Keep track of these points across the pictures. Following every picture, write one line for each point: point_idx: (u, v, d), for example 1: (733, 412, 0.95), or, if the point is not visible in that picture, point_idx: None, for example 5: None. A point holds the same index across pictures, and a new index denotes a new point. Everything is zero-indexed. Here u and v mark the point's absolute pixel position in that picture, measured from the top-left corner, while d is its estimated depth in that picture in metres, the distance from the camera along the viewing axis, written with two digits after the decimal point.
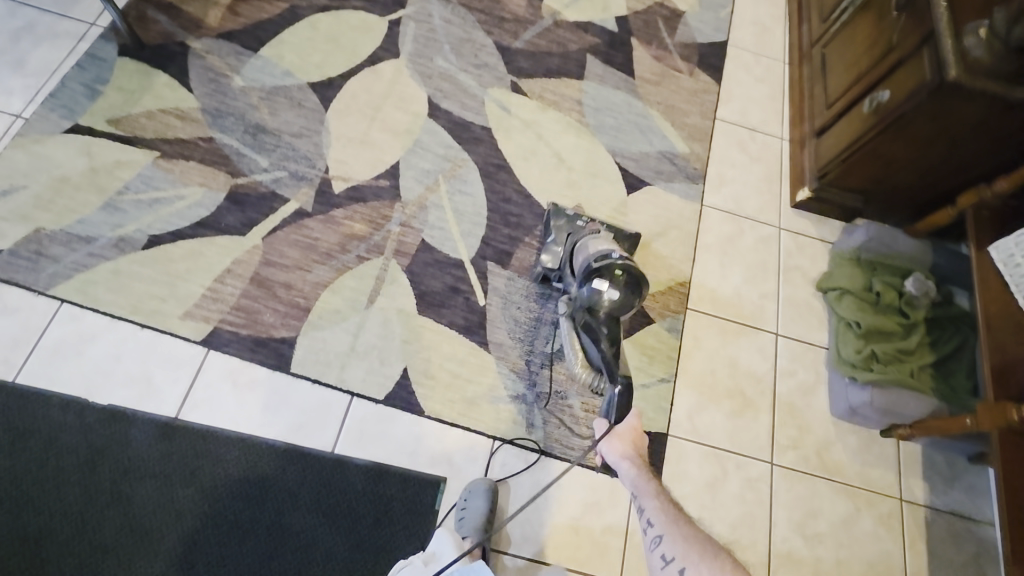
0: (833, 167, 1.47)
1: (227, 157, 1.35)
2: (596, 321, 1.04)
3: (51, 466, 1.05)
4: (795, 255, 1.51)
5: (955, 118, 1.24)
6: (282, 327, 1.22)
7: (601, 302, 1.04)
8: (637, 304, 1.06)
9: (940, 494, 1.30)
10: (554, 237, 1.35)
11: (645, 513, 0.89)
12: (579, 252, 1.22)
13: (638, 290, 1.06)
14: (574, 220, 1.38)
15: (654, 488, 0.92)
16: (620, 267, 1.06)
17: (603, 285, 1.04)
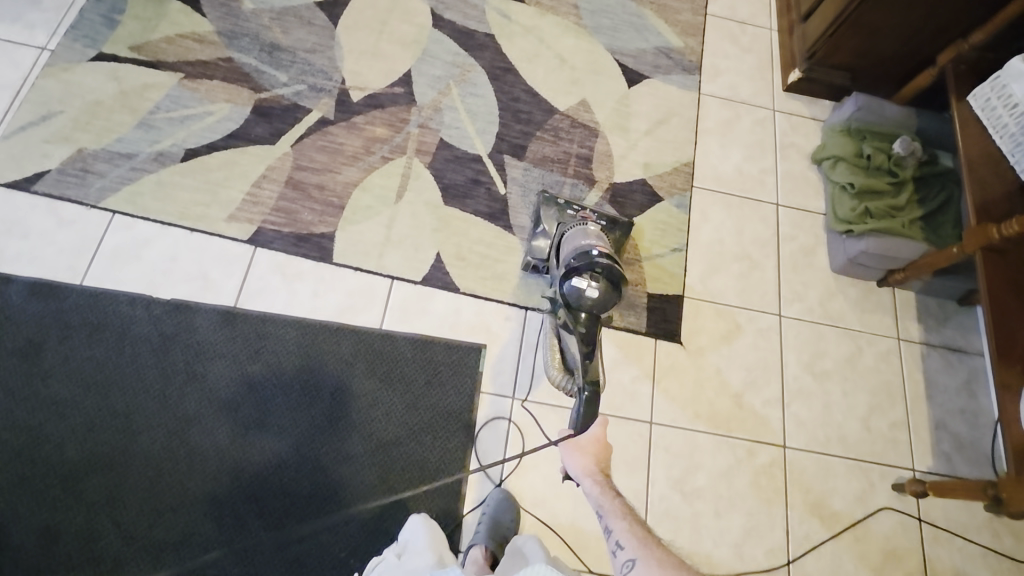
0: (820, 45, 1.54)
1: (248, 74, 1.41)
2: (573, 322, 1.06)
3: (128, 353, 1.15)
4: (790, 134, 1.61)
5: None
6: (321, 224, 1.31)
7: (580, 300, 1.04)
8: (617, 301, 1.06)
9: (933, 332, 1.44)
10: (543, 228, 1.28)
11: (612, 534, 0.81)
12: (565, 243, 1.19)
13: (618, 291, 1.07)
14: (565, 210, 1.30)
15: (620, 509, 0.85)
16: (598, 266, 1.06)
17: (582, 284, 1.04)
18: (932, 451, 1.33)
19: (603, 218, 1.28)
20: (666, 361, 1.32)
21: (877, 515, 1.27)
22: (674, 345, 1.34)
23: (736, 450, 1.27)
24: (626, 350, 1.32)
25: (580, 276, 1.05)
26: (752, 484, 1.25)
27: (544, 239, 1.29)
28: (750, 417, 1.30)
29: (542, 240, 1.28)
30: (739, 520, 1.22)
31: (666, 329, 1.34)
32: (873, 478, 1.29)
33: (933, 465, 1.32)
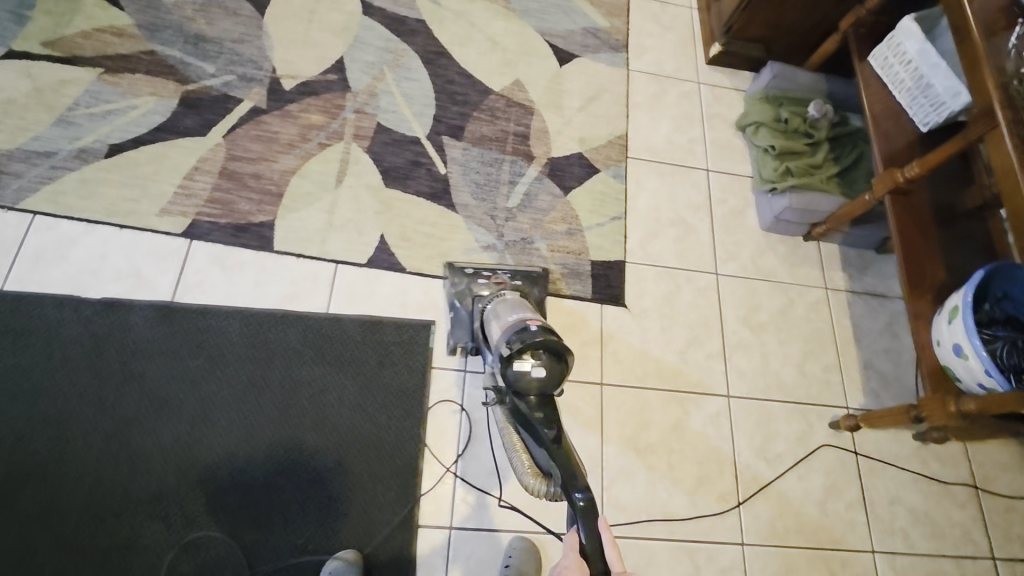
0: (736, 19, 1.62)
1: (172, 67, 1.38)
2: (529, 410, 0.92)
3: (57, 358, 1.11)
4: (714, 105, 1.69)
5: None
6: (259, 213, 1.29)
7: (527, 385, 0.92)
8: (568, 372, 0.95)
9: (856, 280, 1.53)
10: (460, 304, 1.24)
11: None
12: (489, 321, 1.11)
13: (564, 360, 0.95)
14: (474, 277, 1.27)
15: None
16: (535, 339, 0.95)
17: (526, 366, 0.92)
18: (863, 390, 1.42)
19: (516, 275, 1.27)
20: (613, 325, 1.36)
21: (816, 452, 1.34)
22: (619, 309, 1.38)
23: (684, 404, 1.33)
24: (574, 317, 1.35)
25: (521, 357, 0.94)
26: (700, 434, 1.31)
27: (462, 319, 1.23)
28: (695, 371, 1.36)
29: (461, 319, 1.23)
30: (690, 469, 1.28)
31: (611, 294, 1.39)
32: (811, 419, 1.37)
33: (865, 402, 1.41)
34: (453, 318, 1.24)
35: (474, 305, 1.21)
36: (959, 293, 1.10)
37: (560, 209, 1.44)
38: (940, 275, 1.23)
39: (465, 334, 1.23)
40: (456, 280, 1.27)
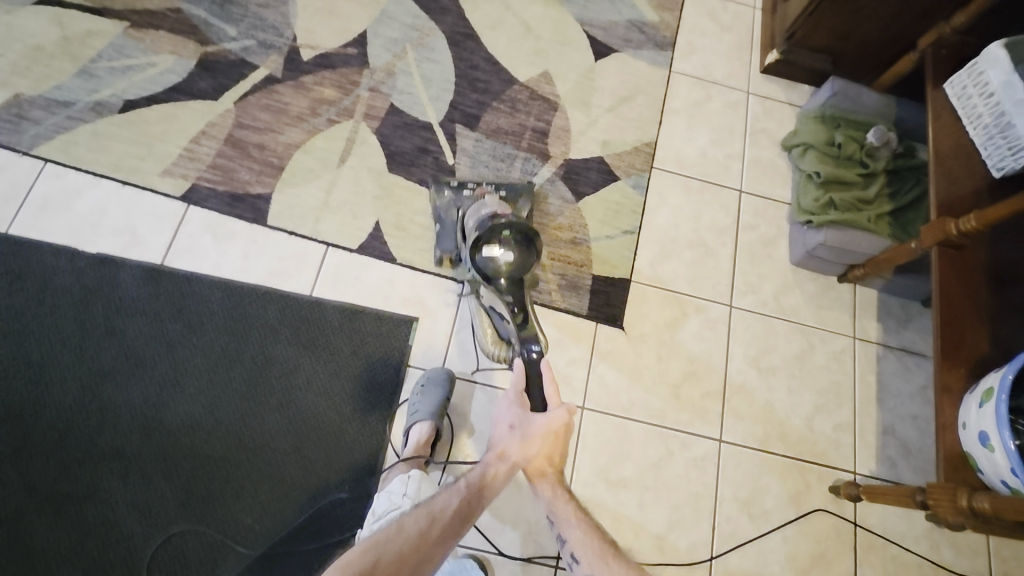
0: (799, 25, 1.46)
1: (195, 27, 1.37)
2: (498, 291, 1.07)
3: (47, 305, 1.14)
4: (762, 119, 1.54)
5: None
6: (257, 184, 1.27)
7: (496, 269, 1.06)
8: (534, 261, 1.08)
9: (891, 333, 1.37)
10: (444, 217, 1.28)
11: (568, 545, 0.89)
12: (467, 218, 1.19)
13: (531, 249, 1.09)
14: (461, 192, 1.30)
15: (573, 511, 0.91)
16: (507, 229, 1.08)
17: (497, 251, 1.06)
18: (876, 456, 1.28)
19: (503, 192, 1.31)
20: (605, 346, 1.27)
21: (809, 516, 1.23)
22: (615, 330, 1.29)
23: (669, 441, 1.23)
24: (564, 333, 1.27)
25: (491, 244, 1.08)
26: (682, 476, 1.22)
27: (446, 229, 1.27)
28: (687, 409, 1.26)
29: (447, 229, 1.26)
30: (664, 512, 1.19)
31: (608, 313, 1.29)
32: (810, 479, 1.25)
33: (876, 471, 1.27)
34: (438, 230, 1.27)
35: (458, 213, 1.24)
36: (997, 374, 0.97)
37: (569, 215, 1.35)
38: (983, 346, 1.07)
39: (451, 244, 1.25)
40: (442, 196, 1.30)
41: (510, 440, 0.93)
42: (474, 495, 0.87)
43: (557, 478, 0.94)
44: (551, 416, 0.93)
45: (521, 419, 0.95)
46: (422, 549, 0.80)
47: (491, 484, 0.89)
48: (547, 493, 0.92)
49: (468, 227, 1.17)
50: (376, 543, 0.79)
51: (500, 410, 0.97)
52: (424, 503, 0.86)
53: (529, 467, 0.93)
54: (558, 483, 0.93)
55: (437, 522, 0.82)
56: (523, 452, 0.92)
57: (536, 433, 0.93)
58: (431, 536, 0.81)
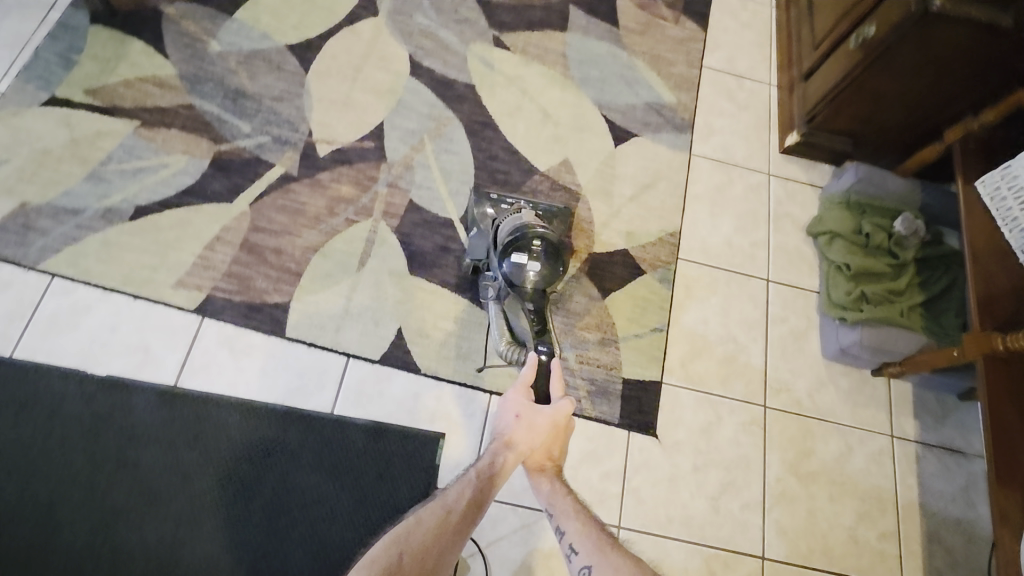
0: (820, 109, 1.45)
1: (209, 124, 1.33)
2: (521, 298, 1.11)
3: (56, 438, 1.08)
4: (785, 203, 1.52)
5: (950, 39, 1.18)
6: (275, 293, 1.22)
7: (523, 277, 1.09)
8: (561, 273, 1.11)
9: (929, 430, 1.33)
10: (477, 227, 1.24)
11: (566, 537, 0.91)
12: (502, 225, 1.16)
13: (559, 262, 1.11)
14: (497, 204, 1.27)
15: (572, 508, 0.96)
16: (538, 238, 1.10)
17: (525, 259, 1.08)
18: (923, 566, 1.23)
19: (539, 209, 1.28)
20: (639, 456, 1.23)
21: None
22: (648, 439, 1.24)
23: (709, 559, 1.18)
24: (596, 443, 1.22)
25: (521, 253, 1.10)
26: None
27: (478, 238, 1.23)
28: (727, 522, 1.21)
29: (480, 235, 1.22)
30: None
31: (641, 420, 1.25)
32: None
33: None
34: (472, 237, 1.24)
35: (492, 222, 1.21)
36: None
37: (596, 313, 1.32)
38: None
39: (481, 252, 1.22)
40: (481, 206, 1.28)
41: (517, 428, 1.02)
42: (485, 484, 0.95)
43: (555, 473, 1.02)
44: (554, 408, 1.03)
45: (527, 410, 1.03)
46: (442, 540, 0.86)
47: (499, 472, 0.97)
48: (546, 487, 1.00)
49: (500, 233, 1.15)
50: (400, 535, 0.86)
51: (508, 402, 1.05)
52: (438, 497, 0.93)
53: (531, 461, 1.02)
54: (556, 477, 1.01)
55: (452, 515, 0.89)
56: (528, 438, 1.00)
57: (541, 423, 1.01)
58: (451, 523, 0.89)
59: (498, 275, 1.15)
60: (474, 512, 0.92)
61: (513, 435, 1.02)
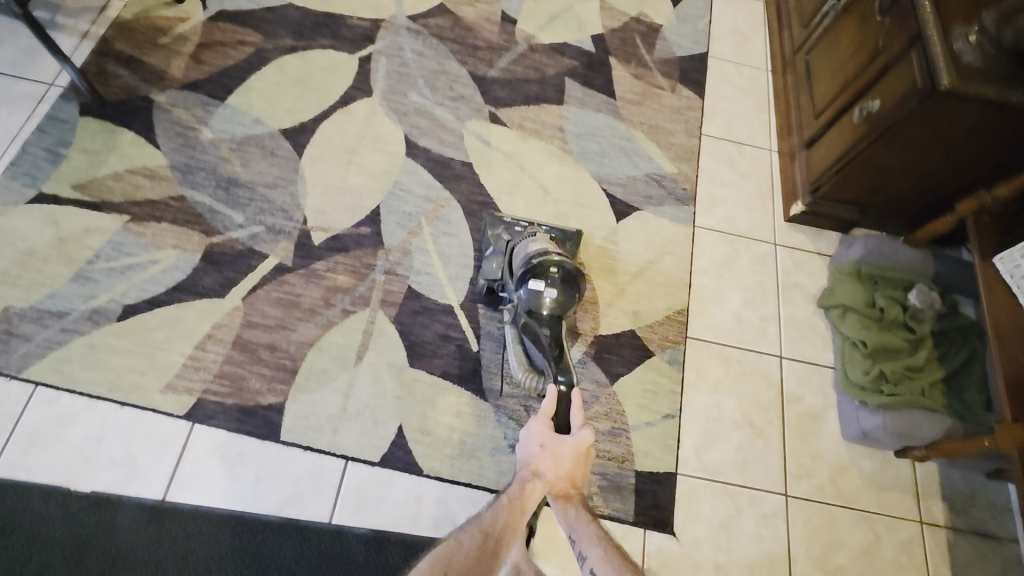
0: (826, 179, 1.42)
1: (200, 215, 1.30)
2: (537, 322, 1.13)
3: (35, 565, 1.00)
4: (793, 273, 1.47)
5: (960, 115, 1.14)
6: (269, 393, 1.17)
7: (540, 302, 1.12)
8: (576, 299, 1.15)
9: (959, 513, 1.27)
10: (493, 248, 1.29)
11: (590, 565, 0.89)
12: (518, 249, 1.22)
13: (574, 288, 1.15)
14: (513, 227, 1.32)
15: (597, 535, 0.93)
16: (556, 265, 1.14)
17: (543, 285, 1.12)
18: None
19: (553, 231, 1.31)
20: (657, 557, 1.15)
21: None
22: (665, 537, 1.17)
23: None
24: None
25: (537, 279, 1.14)
26: None
27: (494, 261, 1.27)
28: None
29: (496, 255, 1.27)
30: None
31: (657, 517, 1.18)
32: None
33: None
34: (489, 256, 1.28)
35: (508, 243, 1.26)
36: None
37: (605, 401, 1.26)
38: None
39: (495, 270, 1.26)
40: (497, 228, 1.31)
41: (542, 457, 0.99)
42: (515, 509, 0.93)
43: (581, 502, 0.99)
44: (579, 437, 1.00)
45: (550, 439, 1.00)
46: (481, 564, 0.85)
47: (528, 499, 0.94)
48: (571, 514, 0.96)
49: (515, 260, 1.21)
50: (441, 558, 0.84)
51: (531, 430, 1.02)
52: (470, 522, 0.91)
53: (555, 490, 0.98)
54: (582, 505, 0.98)
55: (488, 539, 0.88)
56: (554, 467, 0.97)
57: (566, 451, 0.99)
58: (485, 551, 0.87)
59: (513, 297, 1.21)
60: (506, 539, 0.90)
61: (538, 464, 0.99)
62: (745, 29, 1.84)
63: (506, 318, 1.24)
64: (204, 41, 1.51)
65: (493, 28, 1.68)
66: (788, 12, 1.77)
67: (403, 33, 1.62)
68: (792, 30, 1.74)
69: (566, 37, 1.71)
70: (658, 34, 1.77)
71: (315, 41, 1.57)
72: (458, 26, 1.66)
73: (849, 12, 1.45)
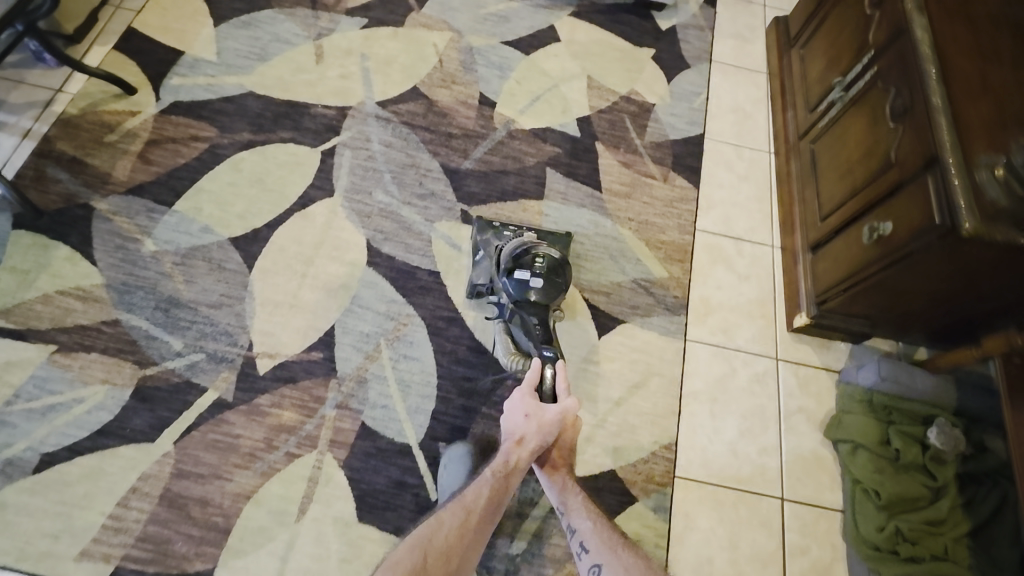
0: (833, 295, 1.27)
1: (135, 342, 1.18)
2: (523, 313, 1.17)
3: None
4: (797, 394, 1.32)
5: (987, 258, 0.99)
6: (197, 559, 1.04)
7: (527, 291, 1.15)
8: (563, 289, 1.18)
9: None
10: (483, 253, 1.32)
11: (578, 536, 1.01)
12: (504, 249, 1.25)
13: (559, 279, 1.18)
14: (501, 232, 1.35)
15: (583, 507, 1.04)
16: (539, 256, 1.18)
17: (528, 275, 1.16)
18: None
19: (540, 236, 1.37)
20: None
21: None
22: None
23: None
24: None
25: (523, 269, 1.18)
26: None
27: (482, 263, 1.31)
28: None
29: (484, 261, 1.31)
30: None
31: None
32: None
33: None
34: (477, 260, 1.32)
35: (495, 245, 1.29)
36: None
37: None
38: None
39: (484, 277, 1.29)
40: (483, 231, 1.36)
41: (527, 427, 1.05)
42: (501, 483, 1.01)
43: (567, 473, 1.09)
44: (562, 407, 1.07)
45: (535, 409, 1.07)
46: (463, 541, 0.94)
47: (513, 470, 1.03)
48: (558, 485, 1.07)
49: (503, 254, 1.23)
50: (421, 540, 0.93)
51: (516, 401, 1.08)
52: (456, 498, 1.00)
53: (544, 458, 1.09)
54: (568, 476, 1.09)
55: (472, 515, 0.97)
56: (539, 436, 1.04)
57: (551, 421, 1.05)
58: (471, 524, 0.96)
59: (501, 296, 1.22)
60: (491, 511, 0.99)
61: (523, 432, 1.06)
62: (746, 106, 1.70)
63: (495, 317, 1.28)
64: (154, 137, 1.40)
65: (470, 112, 1.56)
66: (792, 90, 1.63)
67: (370, 122, 1.51)
68: (797, 112, 1.60)
69: (549, 120, 1.58)
70: (649, 114, 1.64)
71: (275, 134, 1.45)
72: (432, 111, 1.55)
73: (857, 107, 1.32)
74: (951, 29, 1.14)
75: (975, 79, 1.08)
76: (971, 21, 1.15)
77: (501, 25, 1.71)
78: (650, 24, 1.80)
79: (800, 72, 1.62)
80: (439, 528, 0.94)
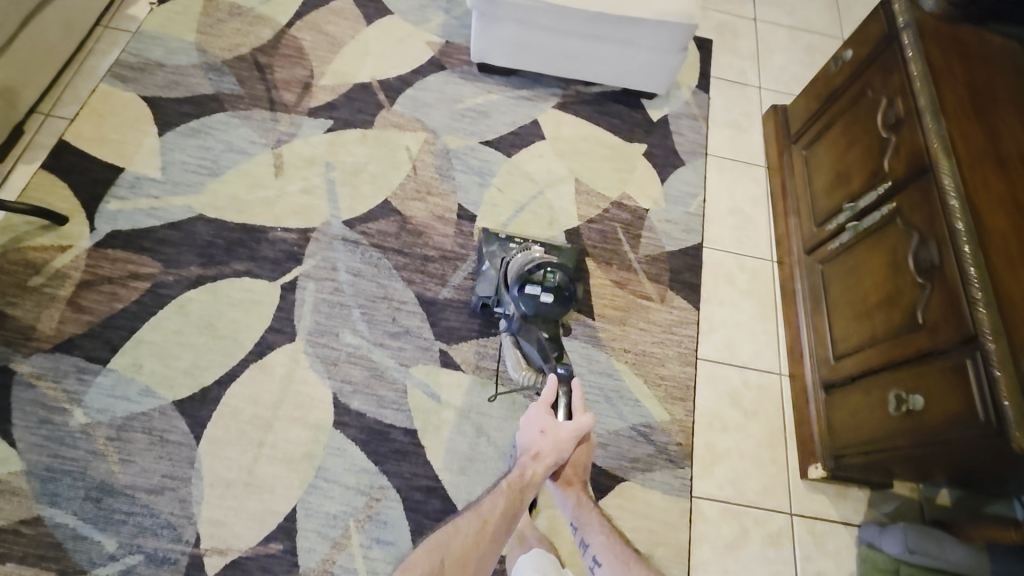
0: (852, 453, 1.16)
1: (61, 545, 1.02)
2: (535, 331, 1.20)
3: None
4: (814, 556, 1.20)
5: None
6: None
7: (537, 305, 1.15)
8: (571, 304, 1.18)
9: None
10: (488, 265, 1.29)
11: (591, 549, 1.04)
12: (513, 262, 1.24)
13: (569, 292, 1.17)
14: (507, 244, 1.32)
15: (597, 522, 1.07)
16: (549, 270, 1.16)
17: (539, 291, 1.14)
18: None
19: (544, 247, 1.34)
20: None
21: None
22: None
23: None
24: None
25: (532, 282, 1.16)
26: None
27: (487, 276, 1.28)
28: None
29: (489, 274, 1.28)
30: None
31: None
32: None
33: None
34: (481, 273, 1.29)
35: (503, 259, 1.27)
36: None
37: None
38: None
39: (489, 289, 1.27)
40: (490, 244, 1.32)
41: (544, 443, 1.08)
42: (517, 495, 1.03)
43: (582, 489, 1.12)
44: (578, 424, 1.10)
45: (551, 426, 1.10)
46: (480, 546, 0.96)
47: (528, 484, 1.05)
48: (573, 501, 1.10)
49: (512, 268, 1.22)
50: (438, 546, 0.95)
51: (532, 417, 1.12)
52: (473, 508, 1.02)
53: (560, 472, 1.12)
54: (582, 491, 1.11)
55: (488, 524, 0.98)
56: (556, 453, 1.07)
57: (566, 437, 1.08)
58: (488, 534, 0.98)
59: (510, 308, 1.22)
60: (508, 524, 1.00)
61: (539, 447, 1.08)
62: (746, 206, 1.58)
63: (504, 328, 1.27)
64: (87, 277, 1.23)
65: (447, 229, 1.41)
66: (795, 194, 1.52)
67: (337, 245, 1.35)
68: (801, 220, 1.48)
69: (535, 233, 1.44)
70: (643, 221, 1.51)
71: (227, 266, 1.29)
72: (405, 229, 1.40)
73: (870, 240, 1.20)
74: (980, 175, 1.01)
75: (1014, 244, 0.96)
76: (1000, 162, 1.04)
77: (479, 122, 1.57)
78: (641, 114, 1.66)
79: (804, 175, 1.50)
80: (456, 535, 0.97)
